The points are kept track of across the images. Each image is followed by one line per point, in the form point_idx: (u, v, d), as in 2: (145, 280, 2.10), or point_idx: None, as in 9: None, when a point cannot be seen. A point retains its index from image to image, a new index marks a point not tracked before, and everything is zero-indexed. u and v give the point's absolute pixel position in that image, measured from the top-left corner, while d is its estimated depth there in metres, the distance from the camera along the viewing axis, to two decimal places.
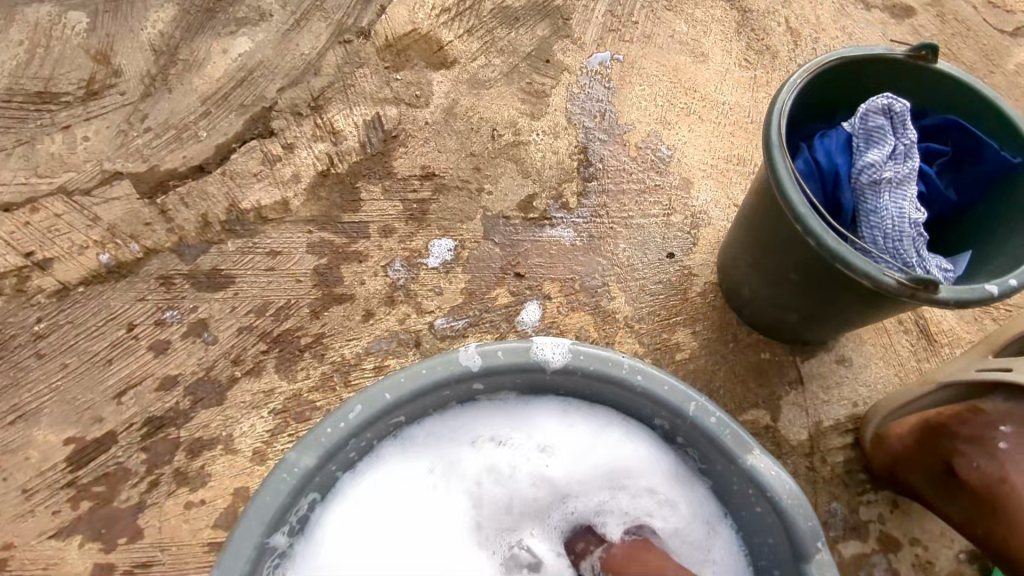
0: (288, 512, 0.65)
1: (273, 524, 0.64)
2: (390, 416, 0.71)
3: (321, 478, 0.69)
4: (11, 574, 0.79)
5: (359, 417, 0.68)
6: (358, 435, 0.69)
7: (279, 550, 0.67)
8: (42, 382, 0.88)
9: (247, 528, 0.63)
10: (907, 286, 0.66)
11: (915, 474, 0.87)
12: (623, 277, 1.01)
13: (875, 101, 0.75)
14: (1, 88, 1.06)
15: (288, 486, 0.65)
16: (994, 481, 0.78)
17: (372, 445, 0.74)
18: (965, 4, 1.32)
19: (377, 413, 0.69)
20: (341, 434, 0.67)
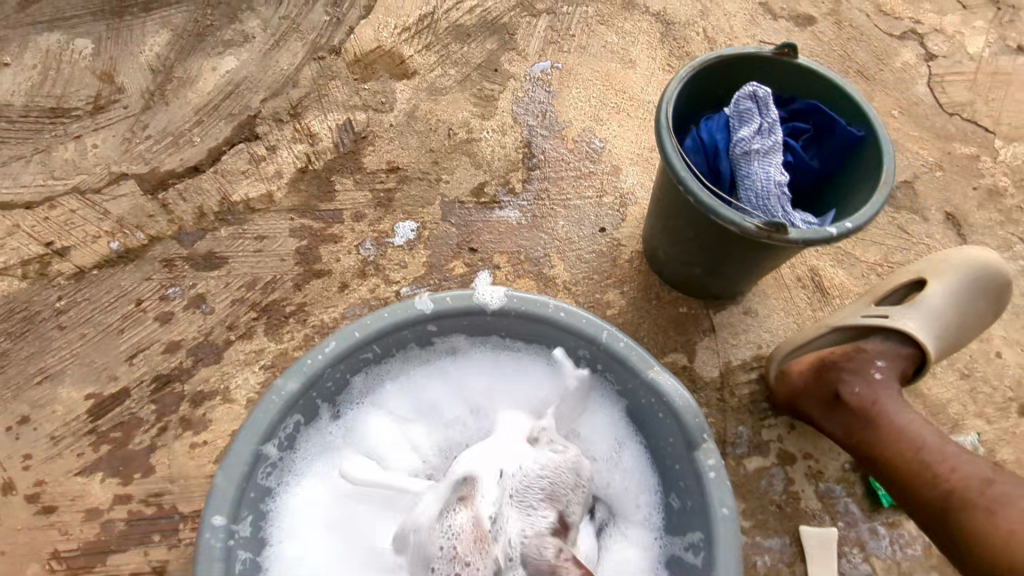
0: (278, 427, 0.82)
1: (267, 434, 0.80)
2: (360, 353, 0.88)
3: (304, 403, 0.86)
4: (45, 505, 0.94)
5: (334, 351, 0.85)
6: (334, 367, 0.86)
7: (271, 461, 0.83)
8: (65, 349, 1.04)
9: (246, 437, 0.79)
10: (763, 229, 0.83)
11: (809, 404, 0.97)
12: (562, 248, 1.18)
13: (745, 89, 0.93)
14: (19, 105, 1.23)
15: (278, 405, 0.81)
16: (868, 403, 0.90)
17: (346, 380, 0.91)
18: (859, 13, 1.53)
19: (349, 348, 0.86)
20: (320, 364, 0.84)
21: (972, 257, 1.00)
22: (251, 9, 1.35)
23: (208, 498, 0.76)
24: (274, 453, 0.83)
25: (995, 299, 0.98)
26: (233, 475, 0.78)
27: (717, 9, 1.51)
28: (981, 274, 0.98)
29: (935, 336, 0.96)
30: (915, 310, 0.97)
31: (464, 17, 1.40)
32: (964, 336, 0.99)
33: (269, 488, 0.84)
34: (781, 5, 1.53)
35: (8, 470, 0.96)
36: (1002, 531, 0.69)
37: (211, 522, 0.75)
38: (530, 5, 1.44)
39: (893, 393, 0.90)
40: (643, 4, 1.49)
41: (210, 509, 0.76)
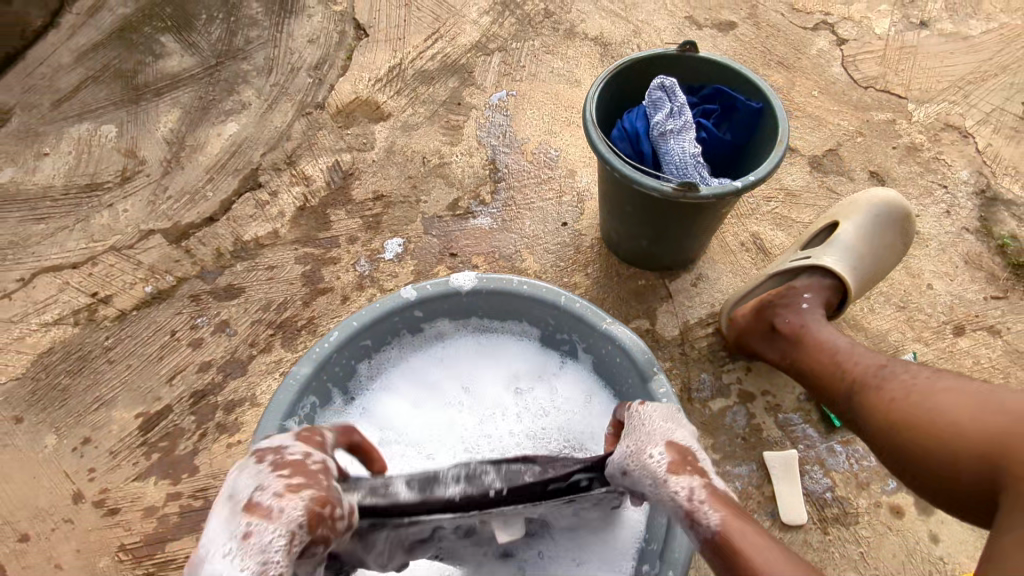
0: (297, 404, 0.97)
1: (288, 411, 0.96)
2: (360, 340, 1.05)
3: (318, 386, 1.02)
4: (110, 507, 1.10)
5: (337, 339, 1.02)
6: (339, 353, 1.03)
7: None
8: (116, 379, 1.22)
9: (271, 414, 0.95)
10: (678, 189, 1.00)
11: (754, 339, 1.12)
12: (531, 244, 1.35)
13: (654, 82, 1.11)
14: (59, 186, 1.45)
15: (295, 387, 0.97)
16: (797, 327, 1.05)
17: (353, 367, 1.07)
18: (774, 13, 1.73)
19: (349, 336, 1.03)
20: (326, 351, 1.01)
21: (877, 198, 1.17)
22: (246, 81, 1.58)
23: None
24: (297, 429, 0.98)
25: (902, 232, 1.15)
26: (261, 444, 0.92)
27: (648, 26, 1.71)
28: (886, 211, 1.15)
29: (855, 269, 1.12)
30: (834, 248, 1.13)
31: (428, 63, 1.62)
32: (882, 264, 1.15)
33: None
34: (705, 17, 1.73)
35: (77, 482, 1.12)
36: (887, 401, 0.83)
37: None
38: (484, 46, 1.65)
39: (818, 318, 1.05)
40: (583, 32, 1.70)
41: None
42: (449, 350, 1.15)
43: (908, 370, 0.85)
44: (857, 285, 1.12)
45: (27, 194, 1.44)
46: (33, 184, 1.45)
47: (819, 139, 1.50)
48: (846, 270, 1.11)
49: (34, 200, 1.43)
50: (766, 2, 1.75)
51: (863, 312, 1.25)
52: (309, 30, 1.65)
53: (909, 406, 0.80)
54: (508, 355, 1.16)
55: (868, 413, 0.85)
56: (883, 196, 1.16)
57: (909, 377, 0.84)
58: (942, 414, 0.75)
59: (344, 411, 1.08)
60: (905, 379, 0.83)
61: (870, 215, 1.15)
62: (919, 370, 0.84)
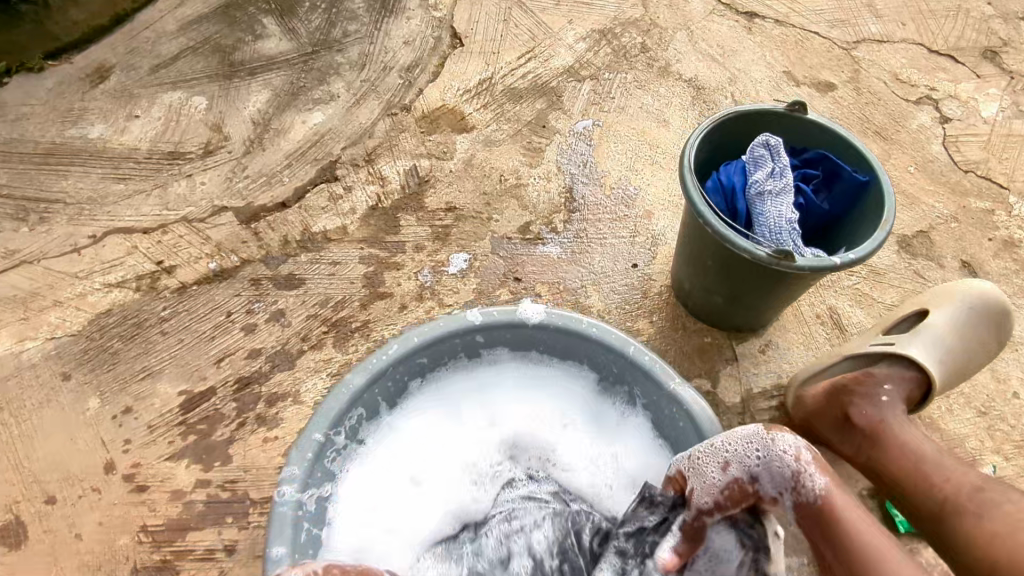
0: (346, 414, 0.96)
1: (334, 421, 0.94)
2: (417, 357, 1.03)
3: (368, 397, 1.00)
4: (138, 484, 1.09)
5: (396, 352, 0.99)
6: (393, 368, 1.01)
7: (337, 446, 0.97)
8: (166, 351, 1.22)
9: (317, 422, 0.93)
10: (773, 256, 0.95)
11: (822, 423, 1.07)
12: (597, 281, 1.32)
13: (758, 139, 1.07)
14: (144, 149, 1.47)
15: (346, 396, 0.96)
16: (874, 422, 1.00)
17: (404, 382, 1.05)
18: (877, 81, 1.68)
19: (408, 351, 1.00)
20: (383, 363, 0.98)
21: (974, 293, 1.12)
22: (337, 73, 1.59)
23: (283, 472, 0.90)
24: (339, 439, 0.97)
25: (994, 332, 1.10)
26: (304, 453, 0.91)
27: (744, 76, 1.68)
28: (977, 303, 1.11)
29: (940, 363, 1.06)
30: (919, 338, 1.08)
31: (518, 81, 1.60)
32: (972, 360, 1.09)
33: (332, 472, 0.97)
34: (804, 74, 1.68)
35: (111, 451, 1.11)
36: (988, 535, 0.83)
37: (281, 493, 0.88)
38: (576, 72, 1.64)
39: (897, 414, 1.00)
40: (676, 72, 1.67)
41: (282, 481, 0.89)
42: (494, 374, 1.12)
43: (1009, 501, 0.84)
44: (940, 380, 1.07)
45: (112, 153, 1.46)
46: (119, 144, 1.47)
47: (911, 218, 1.43)
48: (933, 363, 1.06)
49: (118, 160, 1.45)
50: (870, 68, 1.70)
51: (939, 412, 1.18)
52: (406, 32, 1.65)
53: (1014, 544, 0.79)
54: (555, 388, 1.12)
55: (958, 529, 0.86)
56: (978, 291, 1.11)
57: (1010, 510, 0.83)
58: None
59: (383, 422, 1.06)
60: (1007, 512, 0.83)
61: (961, 309, 1.10)
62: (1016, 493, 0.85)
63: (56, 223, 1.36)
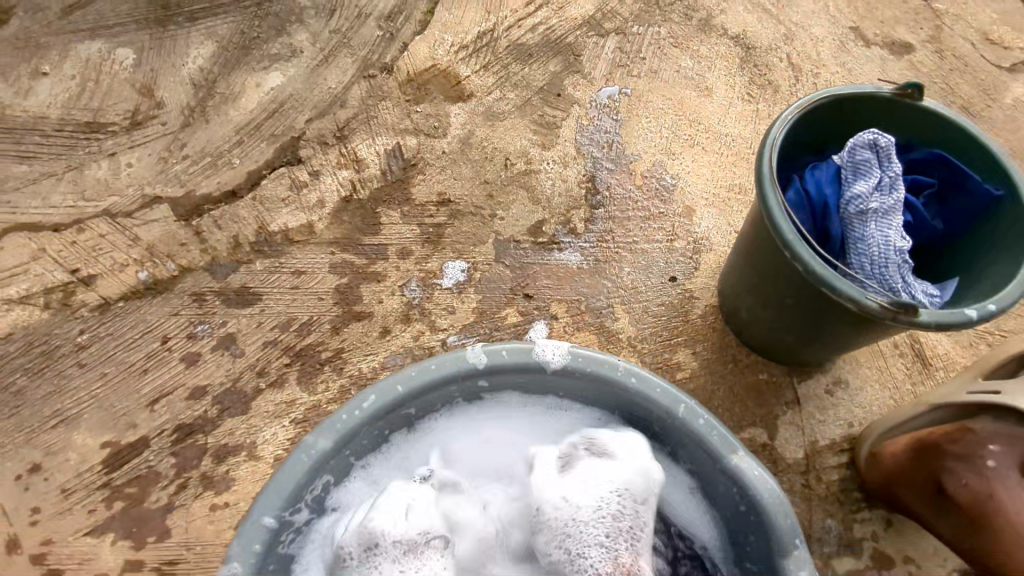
0: (305, 489, 0.72)
1: (289, 500, 0.71)
2: (400, 409, 0.78)
3: (337, 461, 0.76)
4: (51, 567, 0.86)
5: (372, 406, 0.75)
6: (370, 424, 0.77)
7: (296, 526, 0.74)
8: (84, 390, 0.96)
9: (266, 503, 0.70)
10: (890, 309, 0.70)
11: (909, 491, 0.86)
12: (628, 299, 1.06)
13: (862, 136, 0.79)
14: (54, 117, 1.15)
15: (306, 466, 0.72)
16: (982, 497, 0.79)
17: (384, 434, 0.81)
18: (963, 42, 1.38)
19: (388, 404, 0.76)
20: (354, 421, 0.74)
21: None
22: (300, 21, 1.27)
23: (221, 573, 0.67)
24: (300, 517, 0.74)
25: None
26: (249, 547, 0.69)
27: (802, 32, 1.37)
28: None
29: None
30: None
31: (526, 35, 1.29)
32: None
33: (291, 557, 0.75)
34: (875, 31, 1.38)
35: (14, 524, 0.88)
36: None
37: None
38: (598, 24, 1.32)
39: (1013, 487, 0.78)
40: (720, 26, 1.36)
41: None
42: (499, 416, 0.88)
43: None
44: None
45: (12, 123, 1.15)
46: (22, 110, 1.16)
47: None
48: None
49: (21, 132, 1.14)
50: (953, 25, 1.40)
51: None
52: None
53: None
54: None
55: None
56: None
57: None
58: None
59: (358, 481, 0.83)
60: None
61: None
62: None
63: None
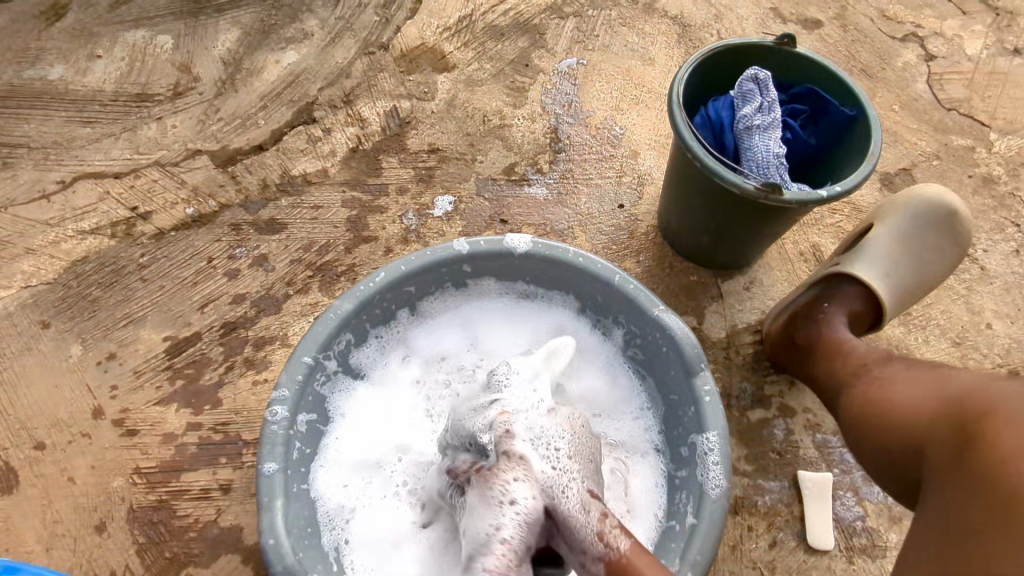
0: (333, 340, 0.96)
1: (323, 345, 0.94)
2: (403, 286, 1.02)
3: (355, 324, 0.99)
4: (129, 428, 1.08)
5: (383, 280, 0.99)
6: (382, 296, 1.00)
7: (327, 371, 0.97)
8: (147, 298, 1.19)
9: (306, 345, 0.93)
10: (761, 190, 0.95)
11: (782, 352, 1.09)
12: (584, 222, 1.31)
13: (747, 73, 1.05)
14: (109, 91, 1.40)
15: (335, 321, 0.95)
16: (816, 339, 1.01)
17: (392, 310, 1.05)
18: (864, 18, 1.65)
19: (395, 279, 1.00)
20: (370, 291, 0.98)
21: (918, 197, 1.06)
22: (310, 10, 1.52)
23: (273, 393, 0.90)
24: (329, 364, 0.97)
25: (944, 233, 1.05)
26: (293, 377, 0.91)
27: (730, 13, 1.64)
28: (931, 207, 1.05)
29: (886, 278, 1.04)
30: (861, 256, 1.05)
31: (499, 18, 1.55)
32: (929, 271, 1.06)
33: (323, 396, 0.98)
34: (791, 11, 1.65)
35: (98, 397, 1.10)
36: (869, 387, 0.84)
37: (273, 412, 0.88)
38: (559, 9, 1.59)
39: (838, 330, 1.00)
40: (662, 8, 1.62)
41: (271, 402, 0.89)
42: (478, 305, 1.12)
43: (900, 368, 0.84)
44: (894, 294, 1.05)
45: (75, 96, 1.39)
46: (83, 85, 1.40)
47: (894, 156, 1.44)
48: (876, 280, 1.03)
49: (83, 103, 1.38)
50: (857, 5, 1.67)
51: (916, 343, 1.21)
52: None
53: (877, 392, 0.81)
54: (539, 318, 1.13)
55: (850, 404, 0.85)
56: (921, 196, 1.06)
57: (896, 372, 0.83)
58: (894, 397, 0.78)
59: (370, 353, 1.06)
60: (890, 376, 0.83)
61: (904, 221, 1.06)
62: (909, 365, 0.83)
63: (22, 168, 1.31)
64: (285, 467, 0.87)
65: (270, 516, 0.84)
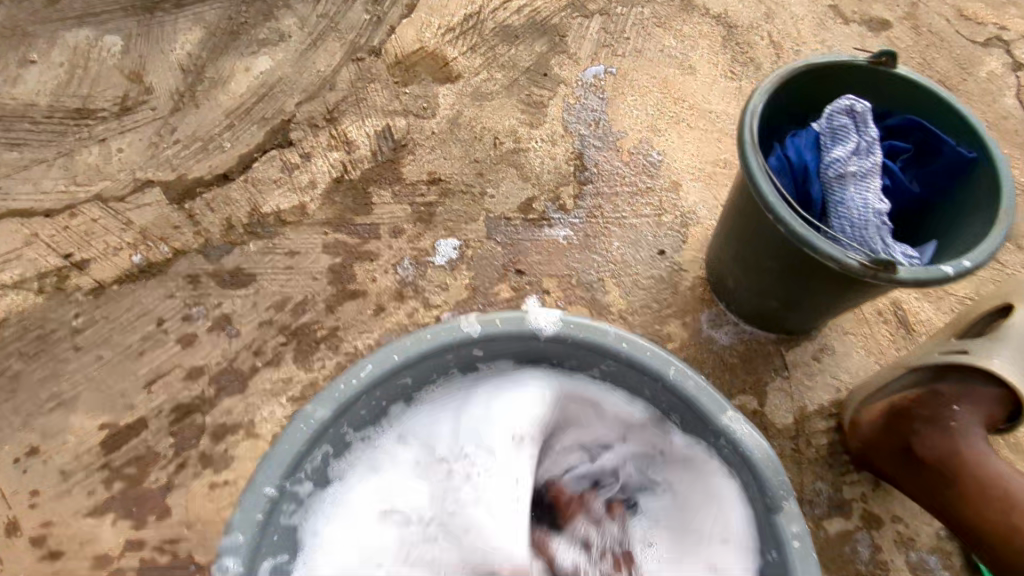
0: (303, 459, 0.73)
1: (290, 468, 0.72)
2: (396, 378, 0.79)
3: (334, 432, 0.77)
4: (52, 548, 0.86)
5: (370, 375, 0.76)
6: (369, 393, 0.78)
7: (298, 496, 0.76)
8: (81, 373, 0.96)
9: (269, 470, 0.71)
10: (866, 267, 0.73)
11: (885, 457, 0.91)
12: (617, 272, 1.08)
13: (840, 103, 0.82)
14: (42, 106, 1.16)
15: (306, 434, 0.73)
16: (947, 454, 0.83)
17: (382, 406, 0.83)
18: (939, 18, 1.40)
19: (386, 372, 0.77)
20: (353, 390, 0.76)
21: None
22: (287, 6, 1.27)
23: (222, 539, 0.68)
24: (299, 487, 0.75)
25: None
26: (250, 517, 0.69)
27: (783, 10, 1.39)
28: None
29: None
30: (1000, 345, 0.83)
31: (512, 17, 1.30)
32: None
33: (294, 526, 0.76)
34: (853, 9, 1.41)
35: (15, 506, 0.88)
36: None
37: (222, 569, 0.67)
38: (582, 5, 1.34)
39: (977, 444, 0.83)
40: (703, 5, 1.38)
41: (222, 552, 0.68)
42: None
43: None
44: None
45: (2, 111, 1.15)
46: (11, 98, 1.16)
47: None
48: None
49: (10, 120, 1.14)
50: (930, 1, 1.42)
51: None
52: None
53: None
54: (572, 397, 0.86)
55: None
56: None
57: None
58: None
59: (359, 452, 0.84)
60: None
61: None
62: None
63: None
64: None
65: None
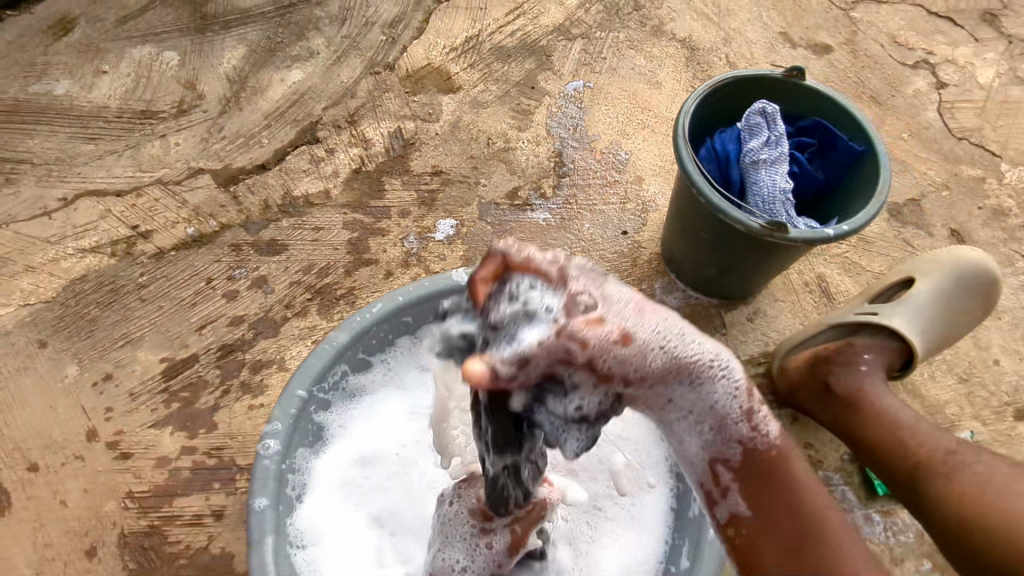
0: (328, 372, 0.94)
1: (318, 377, 0.93)
2: (401, 315, 1.00)
3: (352, 355, 0.98)
4: (122, 451, 1.08)
5: (380, 310, 0.98)
6: (379, 326, 0.99)
7: (322, 402, 0.96)
8: (145, 318, 1.19)
9: (302, 377, 0.92)
10: (766, 228, 0.94)
11: (804, 395, 1.07)
12: (586, 247, 1.29)
13: (755, 105, 1.04)
14: (114, 107, 1.40)
15: (329, 353, 0.94)
16: (854, 389, 1.00)
17: (390, 340, 1.04)
18: (874, 44, 1.63)
19: (393, 309, 0.98)
20: (367, 321, 0.97)
21: (960, 257, 1.09)
22: (317, 29, 1.52)
23: (266, 426, 0.89)
24: (323, 395, 0.96)
25: (982, 297, 1.08)
26: (286, 411, 0.90)
27: (739, 36, 1.63)
28: (972, 271, 1.07)
29: (922, 334, 1.05)
30: (901, 309, 1.06)
31: (506, 40, 1.54)
32: (960, 330, 1.09)
33: (319, 427, 0.97)
34: (800, 35, 1.64)
35: (92, 419, 1.10)
36: (956, 492, 0.80)
37: (265, 446, 0.88)
38: (566, 30, 1.58)
39: (876, 384, 1.00)
40: (671, 31, 1.61)
41: (265, 436, 0.88)
42: None
43: (980, 461, 0.82)
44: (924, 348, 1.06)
45: (81, 111, 1.39)
46: (88, 101, 1.40)
47: (903, 186, 1.42)
48: (913, 335, 1.04)
49: (87, 119, 1.38)
50: (868, 30, 1.65)
51: (923, 379, 1.19)
52: None
53: (985, 502, 0.76)
54: None
55: (936, 504, 0.82)
56: (964, 257, 1.08)
57: (981, 469, 0.80)
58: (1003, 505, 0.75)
59: (371, 376, 1.04)
60: (980, 472, 0.80)
61: (946, 280, 1.08)
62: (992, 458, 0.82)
63: (24, 184, 1.30)
64: (275, 502, 0.86)
65: (259, 553, 0.82)
